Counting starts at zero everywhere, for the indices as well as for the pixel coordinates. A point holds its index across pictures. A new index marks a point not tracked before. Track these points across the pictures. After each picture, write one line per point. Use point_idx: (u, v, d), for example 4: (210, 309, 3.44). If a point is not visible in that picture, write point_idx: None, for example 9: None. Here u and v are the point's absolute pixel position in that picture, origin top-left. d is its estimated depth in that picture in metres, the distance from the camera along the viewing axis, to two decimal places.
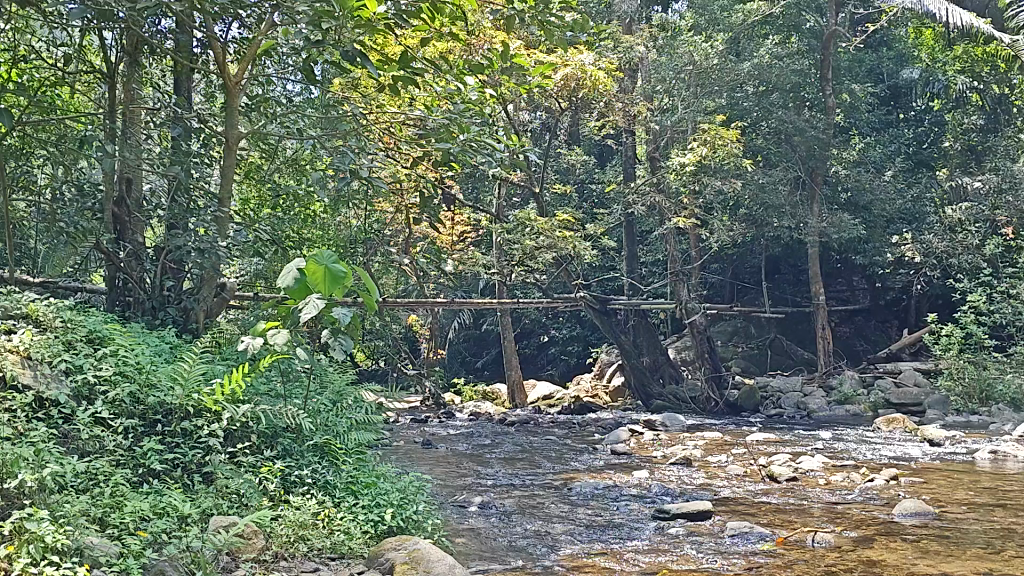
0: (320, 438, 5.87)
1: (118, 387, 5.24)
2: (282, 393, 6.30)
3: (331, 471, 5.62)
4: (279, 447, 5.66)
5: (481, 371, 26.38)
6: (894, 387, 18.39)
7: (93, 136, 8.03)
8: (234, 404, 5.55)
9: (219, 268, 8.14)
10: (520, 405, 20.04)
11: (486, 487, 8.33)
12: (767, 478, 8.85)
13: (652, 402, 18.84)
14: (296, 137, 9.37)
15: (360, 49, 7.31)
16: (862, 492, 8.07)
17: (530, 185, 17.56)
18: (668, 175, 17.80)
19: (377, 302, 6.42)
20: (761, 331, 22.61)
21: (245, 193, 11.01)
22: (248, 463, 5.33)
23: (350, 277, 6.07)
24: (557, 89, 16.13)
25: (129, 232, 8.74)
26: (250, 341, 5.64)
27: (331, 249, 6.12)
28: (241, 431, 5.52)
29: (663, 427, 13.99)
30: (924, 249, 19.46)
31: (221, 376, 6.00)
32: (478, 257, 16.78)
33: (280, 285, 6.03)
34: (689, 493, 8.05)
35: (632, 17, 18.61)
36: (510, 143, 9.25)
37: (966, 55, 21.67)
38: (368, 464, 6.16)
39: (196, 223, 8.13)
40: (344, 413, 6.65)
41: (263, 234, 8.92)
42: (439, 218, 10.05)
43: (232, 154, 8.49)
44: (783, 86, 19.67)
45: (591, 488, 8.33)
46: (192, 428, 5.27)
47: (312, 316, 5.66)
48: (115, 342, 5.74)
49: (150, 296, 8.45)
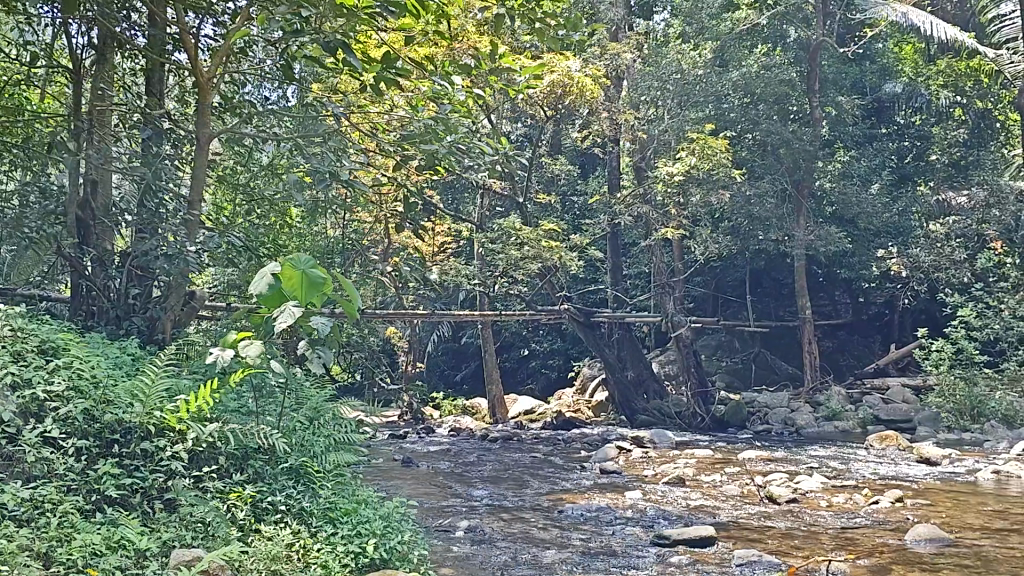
0: (296, 459, 5.36)
1: (71, 403, 4.75)
2: (253, 410, 5.80)
3: (308, 497, 5.13)
4: (249, 471, 5.15)
5: (460, 385, 25.94)
6: (883, 403, 18.12)
7: (58, 136, 7.54)
8: (200, 423, 5.07)
9: (189, 276, 7.66)
10: (501, 420, 19.60)
11: (473, 510, 7.88)
12: (767, 499, 8.45)
13: (637, 417, 18.33)
14: (273, 139, 8.91)
15: (343, 40, 6.82)
16: (869, 515, 7.67)
17: (514, 195, 17.17)
18: (655, 185, 17.44)
19: (357, 310, 5.96)
20: (745, 346, 22.30)
21: (218, 199, 10.51)
22: (215, 488, 4.84)
23: (329, 284, 5.62)
24: (540, 97, 15.69)
25: (95, 237, 8.12)
26: (220, 352, 5.20)
27: (308, 252, 5.66)
28: (207, 453, 5.03)
29: (651, 444, 13.59)
30: (911, 263, 19.24)
31: (186, 391, 5.52)
32: (460, 269, 16.32)
33: (251, 292, 5.55)
34: (687, 516, 7.62)
35: (619, 25, 18.32)
36: (498, 146, 8.85)
37: (950, 69, 21.45)
38: (348, 487, 5.69)
39: (164, 227, 7.64)
40: (322, 430, 6.18)
41: (238, 241, 8.45)
42: (422, 227, 9.61)
43: (205, 154, 8.00)
44: (769, 96, 19.33)
45: (583, 511, 7.89)
46: (153, 449, 4.78)
47: (288, 325, 5.22)
48: (70, 353, 5.24)
49: (115, 303, 7.88)
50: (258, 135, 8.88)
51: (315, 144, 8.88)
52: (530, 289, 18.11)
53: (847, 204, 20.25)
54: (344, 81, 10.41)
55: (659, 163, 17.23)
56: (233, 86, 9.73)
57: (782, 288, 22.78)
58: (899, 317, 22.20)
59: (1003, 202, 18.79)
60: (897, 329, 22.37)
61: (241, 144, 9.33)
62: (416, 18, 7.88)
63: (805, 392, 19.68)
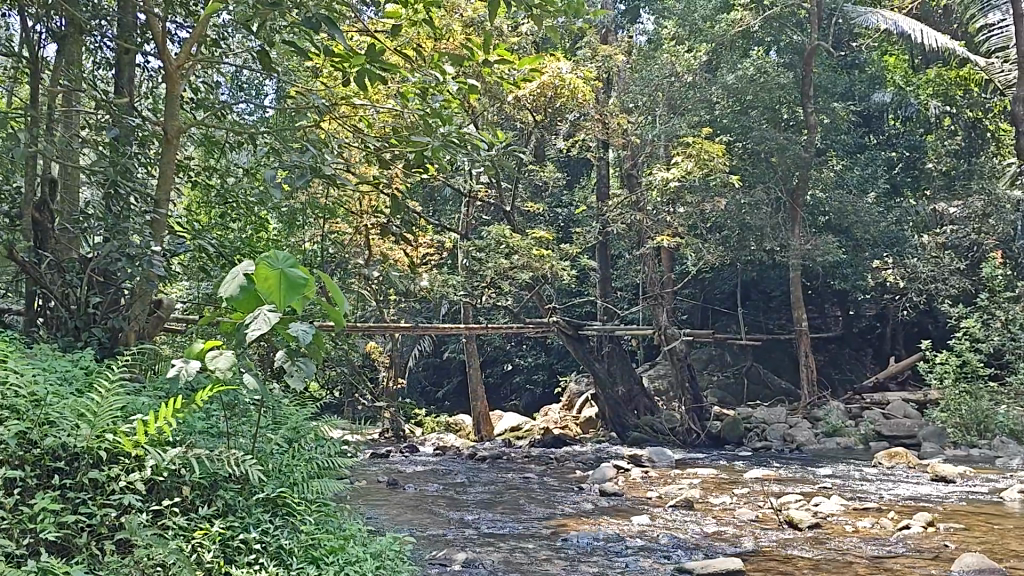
0: (273, 490, 4.65)
1: (4, 425, 3.99)
2: (224, 431, 5.08)
3: (287, 534, 4.44)
4: (219, 503, 4.42)
5: (441, 402, 25.24)
6: (883, 418, 17.59)
7: (11, 133, 6.75)
8: (161, 447, 4.36)
9: (154, 283, 6.87)
10: (486, 437, 18.88)
11: (467, 540, 7.19)
12: (786, 524, 7.79)
13: (628, 433, 17.66)
14: (249, 137, 8.22)
15: (327, 17, 6.14)
16: (901, 543, 7.02)
17: (501, 202, 16.55)
18: (648, 191, 16.79)
19: (343, 316, 5.28)
20: (737, 360, 21.74)
21: (186, 202, 9.74)
22: (178, 525, 4.12)
23: (312, 286, 4.93)
24: (529, 100, 15.09)
25: (53, 242, 7.31)
26: (184, 364, 4.51)
27: (287, 250, 4.97)
28: (169, 483, 4.30)
29: (650, 463, 12.93)
30: (907, 274, 18.78)
31: (147, 410, 4.79)
32: (446, 279, 15.59)
33: (222, 296, 4.86)
34: (705, 546, 6.95)
35: (610, 28, 17.81)
36: (496, 143, 8.09)
37: (939, 78, 20.87)
38: (334, 521, 4.98)
39: (128, 229, 6.88)
40: (303, 452, 5.45)
41: (210, 246, 7.73)
42: (413, 231, 8.89)
43: (173, 148, 7.22)
44: (762, 102, 18.72)
45: (589, 540, 7.20)
46: (104, 480, 4.05)
47: (263, 334, 4.55)
48: (8, 365, 4.49)
49: (74, 314, 7.06)
50: (233, 133, 8.16)
51: (294, 140, 8.18)
52: (517, 301, 17.42)
53: (843, 213, 19.68)
54: (326, 79, 9.72)
55: (653, 168, 16.60)
56: (204, 80, 8.98)
57: (770, 301, 22.24)
58: (893, 330, 21.72)
59: (1000, 211, 18.63)
60: (891, 341, 21.88)
61: (214, 143, 8.61)
62: (403, 8, 7.26)
63: (802, 408, 19.11)
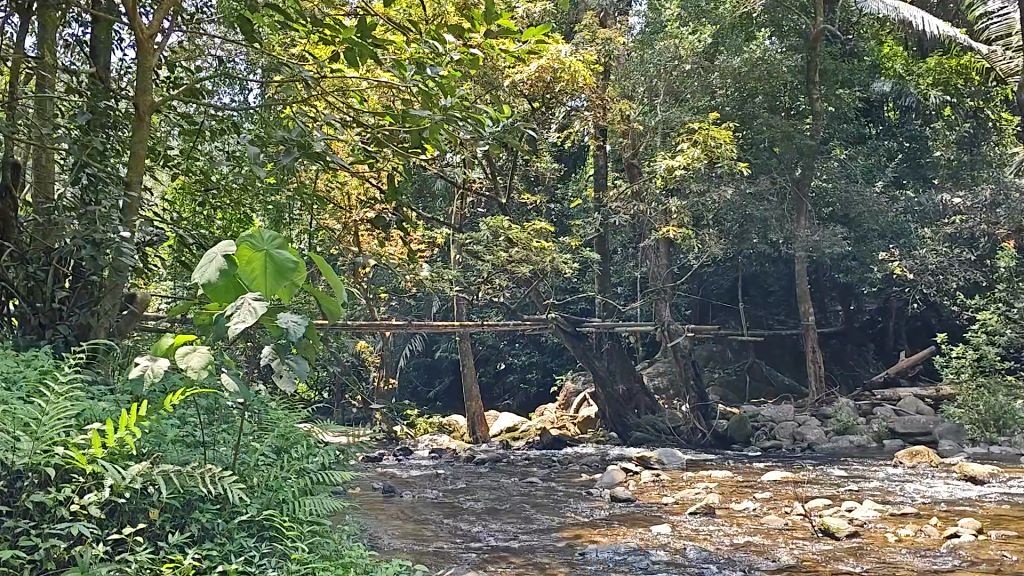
0: (259, 510, 3.99)
1: None
2: (202, 441, 4.40)
3: (275, 562, 3.79)
4: (192, 530, 3.76)
5: (433, 402, 24.58)
6: (894, 416, 17.04)
7: None
8: (122, 463, 3.70)
9: (129, 272, 6.00)
10: (482, 439, 18.20)
11: (473, 558, 6.56)
12: (821, 533, 7.15)
13: (630, 434, 17.08)
14: (229, 120, 7.46)
15: None
16: (953, 553, 6.38)
17: (496, 194, 15.88)
18: (653, 180, 15.96)
19: (340, 305, 4.56)
20: (738, 357, 21.31)
21: (163, 191, 9.02)
22: (145, 557, 3.46)
23: (303, 269, 4.24)
24: (528, 85, 14.35)
25: (16, 233, 6.32)
26: (152, 363, 3.83)
27: (273, 229, 4.28)
28: (132, 505, 3.64)
29: (658, 464, 12.33)
30: (916, 266, 18.13)
31: (109, 417, 4.10)
32: (442, 274, 14.68)
33: (197, 281, 4.16)
34: (737, 560, 6.32)
35: (609, 10, 17.02)
36: (504, 119, 7.22)
37: (939, 66, 19.29)
38: (330, 546, 4.32)
39: (96, 210, 6.09)
40: (294, 463, 4.76)
41: (190, 235, 7.02)
42: (409, 220, 8.11)
43: (146, 127, 6.15)
44: (764, 89, 18.13)
45: (609, 553, 6.56)
46: (51, 503, 3.38)
47: (246, 328, 3.86)
48: None
49: (40, 308, 6.07)
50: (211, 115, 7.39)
51: (278, 121, 7.39)
52: (513, 298, 16.80)
53: (850, 203, 19.31)
54: (316, 54, 8.95)
55: (656, 157, 15.92)
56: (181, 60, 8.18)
57: (770, 296, 21.81)
58: (895, 323, 21.19)
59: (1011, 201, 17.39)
60: (893, 336, 21.35)
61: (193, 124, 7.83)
62: None
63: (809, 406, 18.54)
